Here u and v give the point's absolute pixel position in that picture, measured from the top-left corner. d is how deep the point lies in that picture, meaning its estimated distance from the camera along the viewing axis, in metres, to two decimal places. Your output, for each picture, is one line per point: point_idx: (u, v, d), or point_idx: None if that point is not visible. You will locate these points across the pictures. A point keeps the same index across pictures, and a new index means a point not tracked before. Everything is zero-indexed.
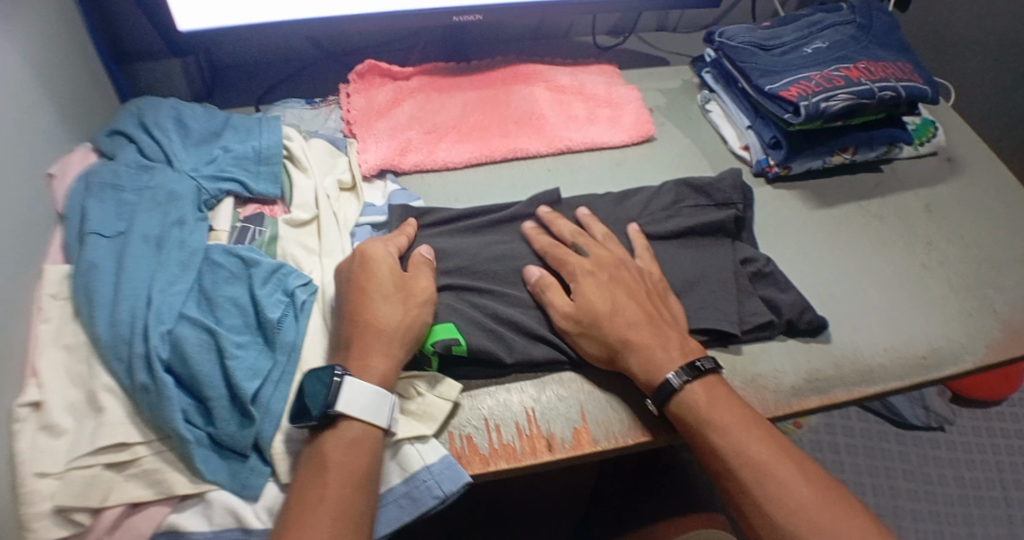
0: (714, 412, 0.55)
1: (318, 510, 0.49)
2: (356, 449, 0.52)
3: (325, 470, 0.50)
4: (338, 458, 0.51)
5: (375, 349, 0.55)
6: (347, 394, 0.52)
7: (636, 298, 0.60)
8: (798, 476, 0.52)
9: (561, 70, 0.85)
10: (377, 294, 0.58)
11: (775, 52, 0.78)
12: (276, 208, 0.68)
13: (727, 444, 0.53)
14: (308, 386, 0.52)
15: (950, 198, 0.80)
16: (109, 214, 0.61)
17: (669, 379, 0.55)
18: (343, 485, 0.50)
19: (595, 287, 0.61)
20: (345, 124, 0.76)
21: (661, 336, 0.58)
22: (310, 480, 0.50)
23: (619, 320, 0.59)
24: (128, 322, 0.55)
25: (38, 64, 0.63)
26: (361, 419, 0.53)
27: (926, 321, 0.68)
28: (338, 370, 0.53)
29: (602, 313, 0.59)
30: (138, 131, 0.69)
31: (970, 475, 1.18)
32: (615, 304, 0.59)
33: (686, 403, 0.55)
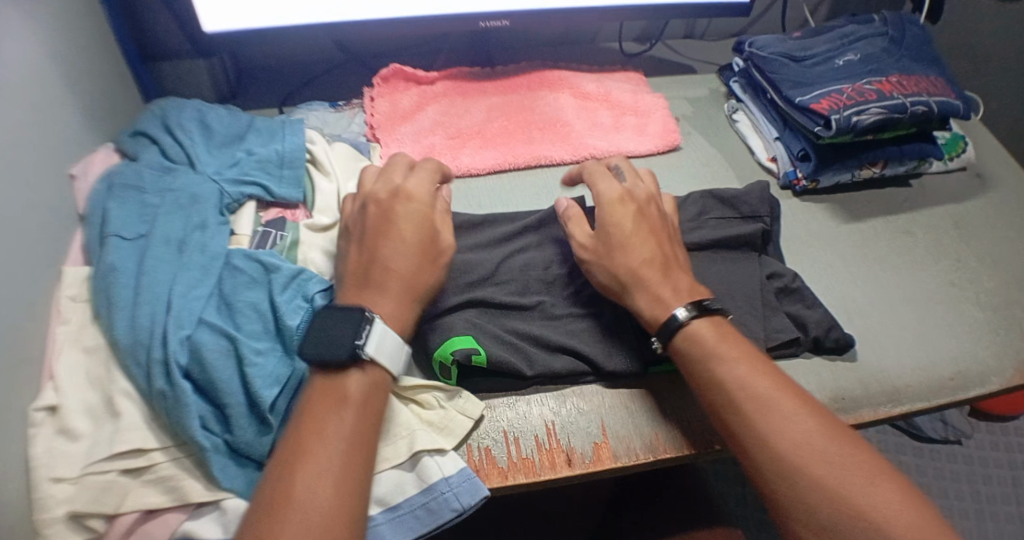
0: (719, 347, 0.55)
1: (332, 441, 0.49)
2: (371, 389, 0.52)
3: (343, 405, 0.51)
4: (355, 395, 0.51)
5: (390, 267, 0.56)
6: (377, 340, 0.52)
7: (655, 234, 0.61)
8: (803, 410, 0.52)
9: (587, 77, 0.84)
10: (410, 215, 0.59)
11: (806, 63, 0.77)
12: (298, 212, 0.67)
13: (731, 378, 0.53)
14: (339, 327, 0.52)
15: (980, 214, 0.78)
16: (131, 216, 0.61)
17: (676, 314, 0.56)
18: (359, 420, 0.50)
19: (618, 214, 0.62)
20: (368, 127, 0.76)
21: (671, 275, 0.59)
22: (323, 410, 0.50)
23: (632, 248, 0.60)
24: (148, 326, 0.55)
25: (62, 63, 0.63)
26: (383, 367, 0.53)
27: (954, 341, 0.66)
28: (366, 319, 0.53)
29: (614, 236, 0.60)
30: (162, 132, 0.68)
31: (986, 490, 1.16)
32: (630, 230, 0.61)
33: (691, 338, 0.55)
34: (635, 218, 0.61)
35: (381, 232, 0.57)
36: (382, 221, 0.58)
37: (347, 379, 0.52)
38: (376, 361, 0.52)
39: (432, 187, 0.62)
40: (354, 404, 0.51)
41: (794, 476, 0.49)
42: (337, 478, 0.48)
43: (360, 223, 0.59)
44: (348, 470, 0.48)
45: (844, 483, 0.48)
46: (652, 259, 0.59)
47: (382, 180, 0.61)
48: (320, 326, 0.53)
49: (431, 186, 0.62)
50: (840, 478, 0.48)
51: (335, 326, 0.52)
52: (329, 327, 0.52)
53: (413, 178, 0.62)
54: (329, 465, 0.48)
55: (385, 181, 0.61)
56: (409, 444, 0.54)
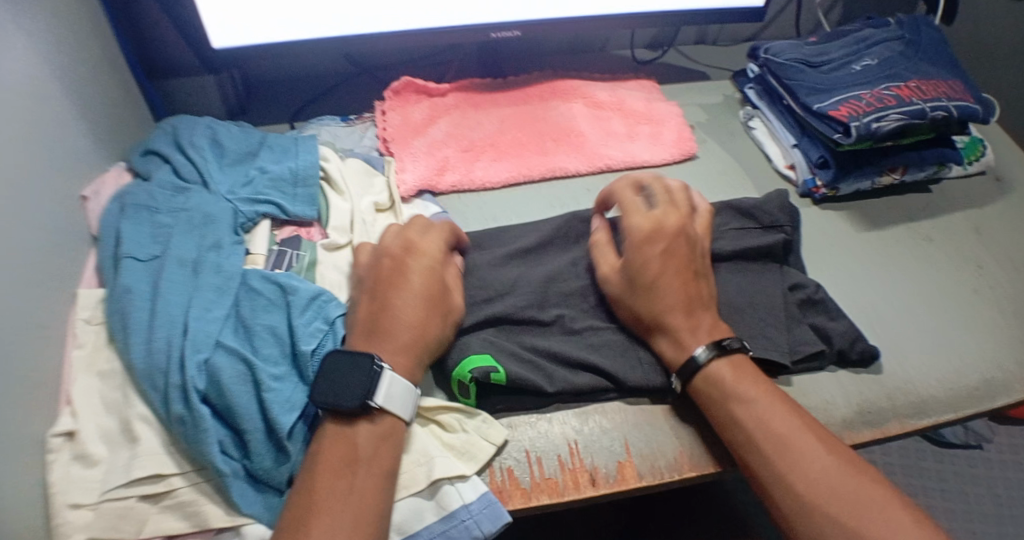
0: (736, 384, 0.54)
1: (343, 496, 0.48)
2: (384, 441, 0.51)
3: (355, 460, 0.50)
4: (367, 448, 0.51)
5: (400, 316, 0.55)
6: (386, 386, 0.52)
7: (681, 273, 0.59)
8: (820, 445, 0.51)
9: (599, 86, 0.83)
10: (420, 271, 0.58)
11: (823, 69, 0.75)
12: (312, 230, 0.66)
13: (748, 417, 0.53)
14: (349, 373, 0.52)
15: (1001, 219, 0.77)
16: (144, 238, 0.61)
17: (696, 355, 0.56)
18: (372, 473, 0.50)
19: (646, 251, 0.59)
20: (380, 141, 0.75)
21: (695, 318, 0.58)
22: (335, 463, 0.50)
23: (655, 293, 0.58)
24: (164, 351, 0.54)
25: (71, 84, 0.63)
26: (393, 415, 0.52)
27: (978, 350, 0.65)
28: (377, 361, 0.52)
29: (642, 277, 0.59)
30: (173, 150, 0.68)
31: (1009, 494, 1.15)
32: (654, 266, 0.59)
33: (708, 377, 0.55)
34: (666, 250, 0.59)
35: (390, 282, 0.57)
36: (394, 273, 0.57)
37: (359, 431, 0.51)
38: (385, 410, 0.52)
39: (438, 237, 0.61)
40: (366, 458, 0.50)
41: (819, 519, 0.48)
42: (349, 534, 0.47)
43: (370, 273, 0.59)
44: (364, 523, 0.48)
45: (864, 520, 0.48)
46: (678, 298, 0.58)
47: (394, 233, 0.61)
48: (326, 376, 0.52)
49: (440, 241, 0.61)
50: (861, 520, 0.48)
51: (343, 373, 0.52)
52: (339, 374, 0.52)
53: (427, 237, 0.61)
54: (344, 520, 0.47)
55: (398, 235, 0.61)
56: (428, 471, 0.53)
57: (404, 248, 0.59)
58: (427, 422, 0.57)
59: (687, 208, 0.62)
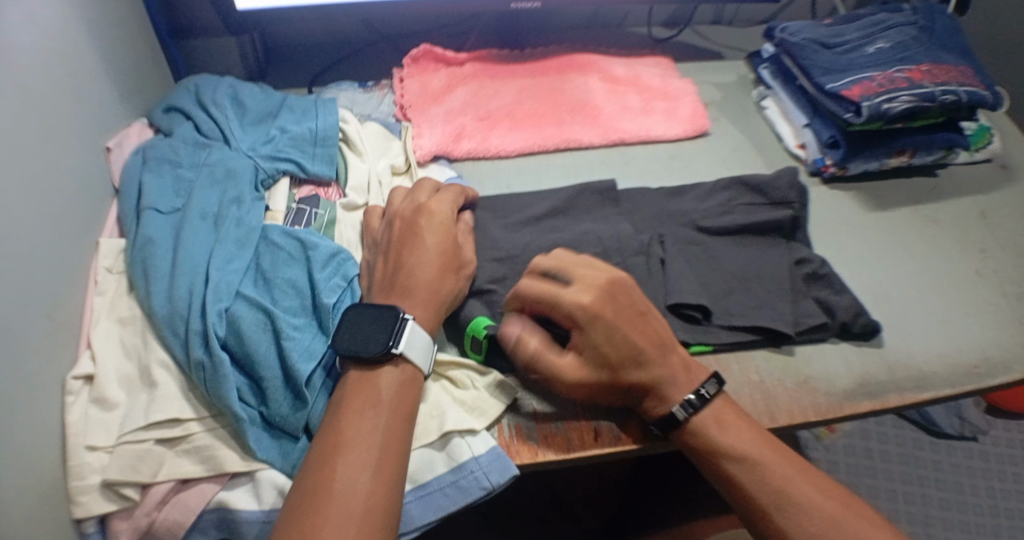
0: (727, 436, 0.54)
1: (367, 435, 0.49)
2: (408, 386, 0.53)
3: (378, 402, 0.51)
4: (390, 392, 0.52)
5: (416, 273, 0.57)
6: (409, 337, 0.53)
7: (641, 330, 0.55)
8: (816, 494, 0.52)
9: (616, 61, 0.84)
10: (432, 230, 0.59)
11: (838, 50, 0.76)
12: (331, 190, 0.68)
13: (743, 472, 0.53)
14: (374, 323, 0.53)
15: (1006, 205, 0.78)
16: (166, 190, 0.62)
17: (674, 413, 0.54)
18: (394, 417, 0.51)
19: (597, 328, 0.54)
20: (398, 108, 0.76)
21: (667, 362, 0.55)
22: (358, 407, 0.51)
23: (628, 364, 0.54)
24: (186, 299, 0.56)
25: (98, 38, 0.64)
26: (415, 364, 0.53)
27: (979, 330, 0.66)
28: (402, 313, 0.54)
29: (609, 356, 0.54)
30: (196, 108, 0.69)
31: (1002, 486, 1.16)
32: (616, 338, 0.54)
33: (695, 433, 0.54)
34: (614, 314, 0.54)
35: (405, 242, 0.58)
36: (407, 234, 0.59)
37: (382, 375, 0.52)
38: (406, 358, 0.53)
39: (447, 199, 0.62)
40: (390, 402, 0.51)
41: None
42: (374, 472, 0.48)
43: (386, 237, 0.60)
44: (384, 463, 0.48)
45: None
46: (653, 349, 0.55)
47: (409, 197, 0.62)
48: (352, 324, 0.54)
49: (452, 203, 0.62)
50: None
51: (368, 322, 0.54)
52: (364, 324, 0.53)
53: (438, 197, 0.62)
54: (364, 460, 0.48)
55: (410, 198, 0.62)
56: (440, 423, 0.55)
57: (414, 211, 0.60)
58: (439, 378, 0.58)
59: (590, 261, 0.58)
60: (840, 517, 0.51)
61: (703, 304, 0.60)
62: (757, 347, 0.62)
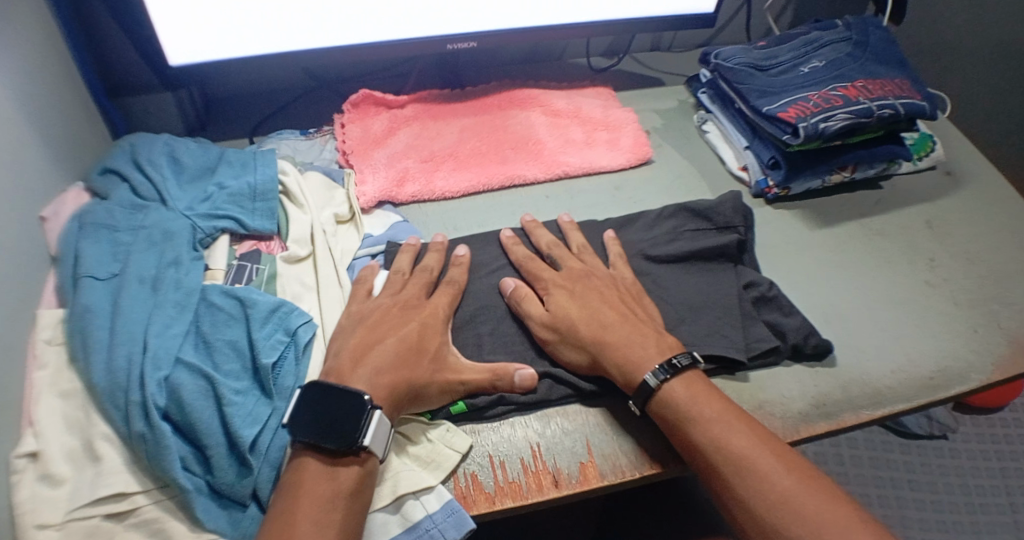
0: (695, 406, 0.54)
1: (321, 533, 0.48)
2: (365, 477, 0.51)
3: (336, 498, 0.50)
4: (347, 486, 0.50)
5: (387, 355, 0.56)
6: (374, 428, 0.51)
7: (608, 301, 0.61)
8: (779, 465, 0.51)
9: (557, 94, 0.84)
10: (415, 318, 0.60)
11: (772, 72, 0.78)
12: (273, 244, 0.67)
13: (707, 438, 0.52)
14: (338, 414, 0.52)
15: (950, 212, 0.80)
16: (104, 255, 0.60)
17: (647, 380, 0.55)
18: (350, 513, 0.50)
19: (567, 294, 0.61)
20: (340, 154, 0.75)
21: (638, 335, 0.58)
22: (313, 502, 0.49)
23: (594, 322, 0.59)
24: (124, 369, 0.53)
25: (27, 100, 0.62)
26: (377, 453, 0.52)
27: (932, 340, 0.67)
28: (368, 401, 0.52)
29: (571, 315, 0.60)
30: (132, 168, 0.67)
31: (975, 482, 1.17)
32: (579, 303, 0.61)
33: (666, 402, 0.55)
34: (584, 287, 0.62)
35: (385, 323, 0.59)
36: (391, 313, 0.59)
37: (343, 468, 0.51)
38: (371, 451, 0.51)
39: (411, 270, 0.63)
40: (347, 494, 0.50)
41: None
42: None
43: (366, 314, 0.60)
44: None
45: (826, 534, 0.48)
46: (621, 317, 0.59)
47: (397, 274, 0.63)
48: (311, 412, 0.52)
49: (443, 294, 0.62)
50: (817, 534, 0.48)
51: (331, 411, 0.52)
52: (327, 413, 0.52)
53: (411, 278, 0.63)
54: None
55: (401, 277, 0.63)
56: (393, 486, 0.53)
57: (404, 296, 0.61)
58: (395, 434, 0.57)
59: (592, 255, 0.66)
60: (800, 491, 0.50)
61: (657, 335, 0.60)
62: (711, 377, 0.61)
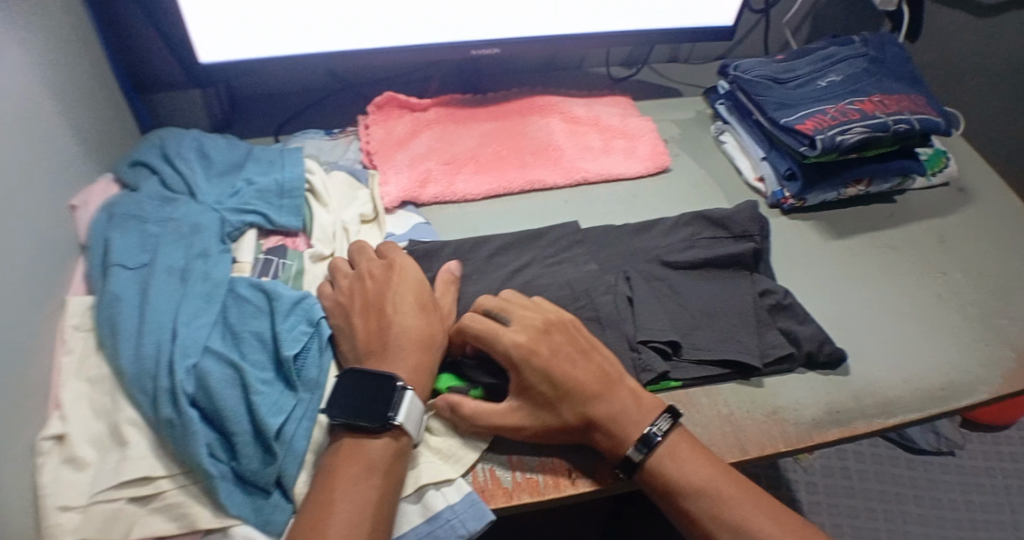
0: (682, 475, 0.54)
1: (359, 509, 0.49)
2: (399, 456, 0.52)
3: (372, 472, 0.51)
4: (383, 464, 0.51)
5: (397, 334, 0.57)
6: (407, 409, 0.53)
7: (579, 364, 0.56)
8: (776, 527, 0.53)
9: (577, 102, 0.86)
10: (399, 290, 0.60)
11: (790, 85, 0.79)
12: (298, 241, 0.68)
13: (701, 507, 0.53)
14: (373, 393, 0.53)
15: (963, 228, 0.81)
16: (133, 245, 0.60)
17: (630, 455, 0.54)
18: (385, 491, 0.50)
19: (535, 361, 0.55)
20: (364, 154, 0.77)
21: (617, 397, 0.56)
22: (352, 479, 0.50)
23: (576, 396, 0.55)
24: (153, 355, 0.54)
25: (61, 93, 0.63)
26: (409, 434, 0.53)
27: (943, 352, 0.68)
28: (400, 382, 0.53)
29: (548, 392, 0.54)
30: (162, 162, 0.69)
31: (980, 499, 1.17)
32: (553, 375, 0.55)
33: (653, 471, 0.54)
34: (552, 352, 0.56)
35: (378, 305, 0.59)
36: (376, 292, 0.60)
37: (376, 446, 0.52)
38: (404, 430, 0.52)
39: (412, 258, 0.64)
40: (382, 473, 0.51)
41: None
42: None
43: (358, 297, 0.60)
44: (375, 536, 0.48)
45: None
46: (598, 380, 0.56)
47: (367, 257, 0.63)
48: (350, 390, 0.53)
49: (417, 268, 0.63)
50: None
51: (368, 391, 0.53)
52: (362, 392, 0.53)
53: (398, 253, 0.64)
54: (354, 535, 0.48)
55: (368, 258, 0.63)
56: (415, 477, 0.54)
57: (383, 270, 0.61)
58: None
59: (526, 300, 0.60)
60: None
61: (672, 339, 0.61)
62: (724, 381, 0.62)
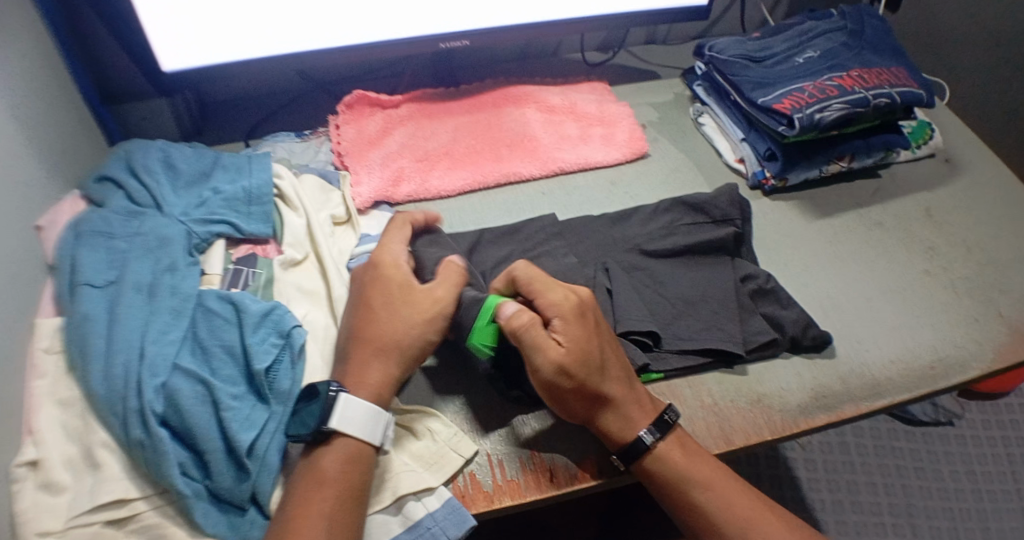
0: (693, 467, 0.53)
1: (313, 523, 0.48)
2: (352, 461, 0.52)
3: (323, 484, 0.50)
4: (334, 474, 0.51)
5: (365, 353, 0.55)
6: (342, 412, 0.52)
7: (612, 344, 0.56)
8: (781, 527, 0.53)
9: (551, 90, 0.84)
10: (378, 302, 0.57)
11: (767, 63, 0.77)
12: (268, 247, 0.67)
13: (709, 499, 0.53)
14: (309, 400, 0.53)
15: (951, 200, 0.79)
16: (100, 263, 0.59)
17: (642, 437, 0.53)
18: (339, 500, 0.50)
19: (588, 325, 0.54)
20: (335, 155, 0.75)
21: (634, 388, 0.56)
22: (307, 493, 0.50)
23: (610, 373, 0.54)
24: (122, 376, 0.53)
25: (22, 110, 0.62)
26: (354, 438, 0.52)
27: (933, 330, 0.67)
28: (333, 386, 0.53)
29: (595, 357, 0.53)
30: (126, 175, 0.67)
31: (983, 469, 1.17)
32: (601, 344, 0.54)
33: (662, 460, 0.54)
34: (599, 322, 0.55)
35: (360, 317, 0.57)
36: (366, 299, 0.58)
37: (327, 456, 0.51)
38: (343, 432, 0.52)
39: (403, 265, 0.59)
40: (336, 483, 0.50)
41: None
42: None
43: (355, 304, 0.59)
44: None
45: None
46: (624, 365, 0.56)
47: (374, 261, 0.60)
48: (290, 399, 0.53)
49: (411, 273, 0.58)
50: None
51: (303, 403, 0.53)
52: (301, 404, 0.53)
53: (390, 256, 0.59)
54: None
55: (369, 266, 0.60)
56: (394, 487, 0.53)
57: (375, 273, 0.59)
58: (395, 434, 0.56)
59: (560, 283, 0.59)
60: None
61: (653, 330, 0.59)
62: (708, 370, 0.61)
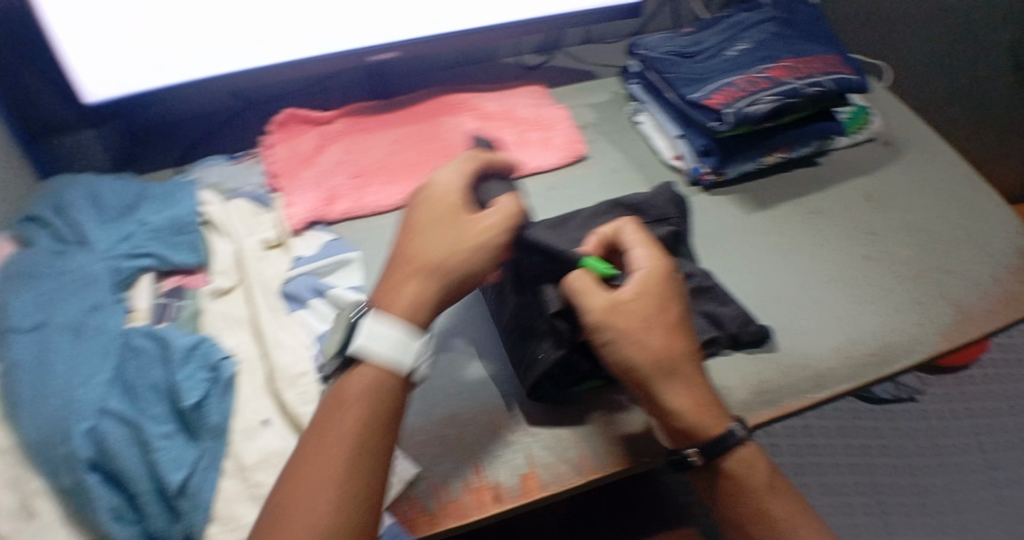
0: (753, 469, 0.56)
1: (331, 458, 0.48)
2: (376, 386, 0.51)
3: (344, 404, 0.51)
4: (357, 396, 0.51)
5: (404, 268, 0.55)
6: (367, 331, 0.52)
7: (683, 321, 0.57)
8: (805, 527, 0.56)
9: (487, 97, 0.83)
10: (424, 217, 0.57)
11: (698, 58, 0.78)
12: (198, 277, 0.65)
13: (761, 499, 0.56)
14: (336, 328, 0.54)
15: (891, 184, 0.80)
16: (23, 304, 0.58)
17: (732, 430, 0.55)
18: (358, 431, 0.50)
19: (653, 292, 0.56)
20: (268, 177, 0.74)
21: (699, 373, 0.56)
22: (330, 420, 0.50)
23: (680, 342, 0.55)
24: (45, 423, 0.51)
25: None
26: (378, 358, 0.51)
27: (875, 317, 0.67)
28: (359, 310, 0.53)
29: (660, 314, 0.55)
30: (47, 211, 0.65)
31: (947, 442, 1.18)
32: (673, 308, 0.56)
33: (736, 460, 0.56)
34: (672, 295, 0.57)
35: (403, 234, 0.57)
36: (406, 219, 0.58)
37: (350, 384, 0.52)
38: (364, 351, 0.52)
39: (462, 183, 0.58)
40: (359, 405, 0.50)
41: None
42: (337, 494, 0.47)
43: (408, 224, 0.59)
44: (352, 480, 0.48)
45: None
46: (691, 349, 0.56)
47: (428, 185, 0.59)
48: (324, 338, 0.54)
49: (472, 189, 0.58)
50: None
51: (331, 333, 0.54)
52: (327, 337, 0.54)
53: (449, 176, 0.59)
54: (327, 485, 0.48)
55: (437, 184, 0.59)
56: None
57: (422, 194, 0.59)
58: None
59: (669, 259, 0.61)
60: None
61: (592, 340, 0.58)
62: None
